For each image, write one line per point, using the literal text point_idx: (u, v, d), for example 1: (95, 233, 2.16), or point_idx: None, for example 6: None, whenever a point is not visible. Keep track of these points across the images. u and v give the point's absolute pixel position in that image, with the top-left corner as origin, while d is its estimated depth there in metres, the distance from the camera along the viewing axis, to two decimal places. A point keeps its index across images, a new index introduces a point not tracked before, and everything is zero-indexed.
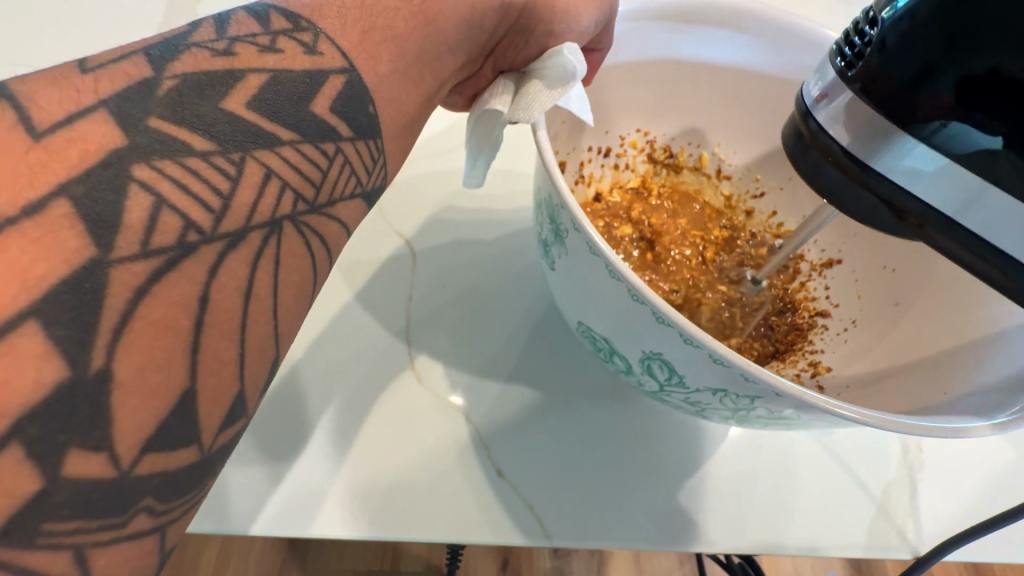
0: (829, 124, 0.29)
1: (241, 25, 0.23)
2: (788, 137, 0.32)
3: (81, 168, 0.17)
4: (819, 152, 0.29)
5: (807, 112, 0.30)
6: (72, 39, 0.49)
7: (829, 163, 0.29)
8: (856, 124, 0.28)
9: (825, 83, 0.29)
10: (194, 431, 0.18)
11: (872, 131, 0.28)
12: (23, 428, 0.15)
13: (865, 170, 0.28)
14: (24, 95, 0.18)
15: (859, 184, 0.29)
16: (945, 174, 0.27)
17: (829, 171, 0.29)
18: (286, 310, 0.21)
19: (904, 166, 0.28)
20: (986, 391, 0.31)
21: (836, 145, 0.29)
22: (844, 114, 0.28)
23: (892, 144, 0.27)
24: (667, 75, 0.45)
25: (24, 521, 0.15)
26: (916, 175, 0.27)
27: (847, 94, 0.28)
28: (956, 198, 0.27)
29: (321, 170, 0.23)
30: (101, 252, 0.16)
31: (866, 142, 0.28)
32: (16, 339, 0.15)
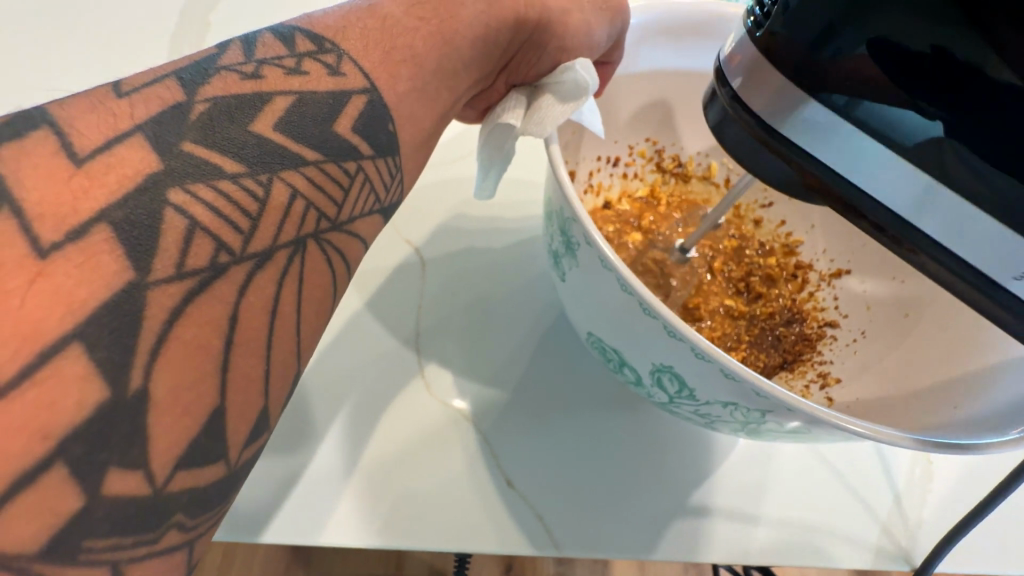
0: (743, 92, 0.28)
1: (268, 48, 0.24)
2: (707, 104, 0.31)
3: (120, 193, 0.17)
4: (737, 120, 0.29)
5: (723, 80, 0.29)
6: (89, 54, 0.50)
7: (744, 130, 0.28)
8: (765, 93, 0.27)
9: (738, 46, 0.28)
10: (223, 448, 0.18)
11: (784, 96, 0.26)
12: (66, 448, 0.15)
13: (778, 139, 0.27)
14: (63, 120, 0.18)
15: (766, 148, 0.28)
16: (857, 149, 0.26)
17: (742, 137, 0.29)
18: (309, 326, 0.21)
19: (814, 134, 0.27)
20: (996, 406, 0.31)
21: (749, 111, 0.28)
22: (757, 82, 0.27)
23: (795, 110, 0.26)
24: (658, 81, 0.44)
25: (66, 538, 0.15)
26: (835, 147, 0.26)
27: (758, 62, 0.27)
28: (875, 176, 0.26)
29: (343, 188, 0.23)
30: (138, 276, 0.17)
31: (776, 109, 0.27)
32: (60, 361, 0.15)
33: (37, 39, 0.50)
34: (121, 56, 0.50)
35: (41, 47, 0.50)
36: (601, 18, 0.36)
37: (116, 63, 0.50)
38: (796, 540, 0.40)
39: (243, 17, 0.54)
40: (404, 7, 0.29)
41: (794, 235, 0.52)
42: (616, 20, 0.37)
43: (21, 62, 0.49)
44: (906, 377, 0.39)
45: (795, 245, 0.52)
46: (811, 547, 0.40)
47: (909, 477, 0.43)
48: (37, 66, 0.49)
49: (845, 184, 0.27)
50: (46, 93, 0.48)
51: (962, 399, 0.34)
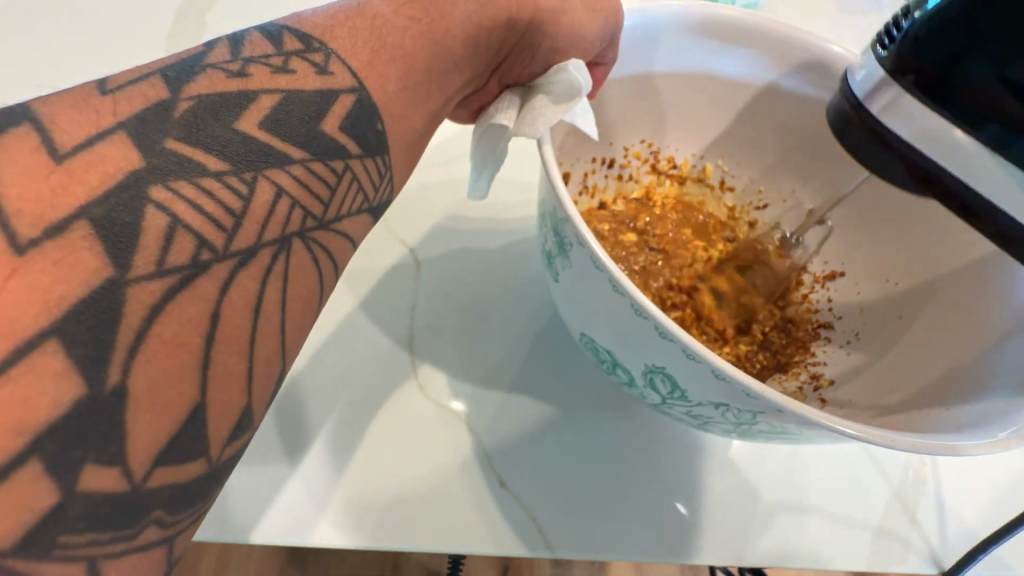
0: (882, 116, 0.32)
1: (255, 46, 0.24)
2: (834, 123, 0.35)
3: (101, 189, 0.18)
4: (869, 137, 0.33)
5: (858, 105, 0.33)
6: (82, 55, 0.50)
7: (875, 141, 0.33)
8: (903, 112, 0.31)
9: (873, 75, 0.32)
10: (204, 445, 0.18)
11: (916, 113, 0.31)
12: (41, 444, 0.15)
13: (908, 149, 0.32)
14: (45, 117, 0.18)
15: (879, 145, 0.33)
16: (971, 149, 0.30)
17: (873, 148, 0.33)
18: (294, 324, 0.21)
19: (935, 140, 0.31)
20: (987, 408, 0.31)
21: (881, 127, 0.32)
22: (895, 103, 0.32)
23: (932, 125, 0.31)
24: (723, 96, 0.46)
25: (42, 534, 0.15)
26: (953, 154, 0.31)
27: (896, 88, 0.31)
28: (980, 175, 0.30)
29: (329, 187, 0.23)
30: (118, 272, 0.17)
31: (908, 124, 0.31)
32: (36, 357, 0.15)
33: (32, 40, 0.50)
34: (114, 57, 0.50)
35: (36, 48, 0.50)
36: (594, 19, 0.36)
37: (108, 65, 0.50)
38: (790, 544, 0.40)
39: (236, 17, 0.54)
40: (394, 6, 0.29)
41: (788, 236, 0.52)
42: (608, 21, 0.37)
43: (16, 63, 0.49)
44: (898, 379, 0.39)
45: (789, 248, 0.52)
46: (803, 548, 0.40)
47: (904, 480, 0.43)
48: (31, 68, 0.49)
49: (959, 184, 0.31)
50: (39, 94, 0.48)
51: (952, 402, 0.34)
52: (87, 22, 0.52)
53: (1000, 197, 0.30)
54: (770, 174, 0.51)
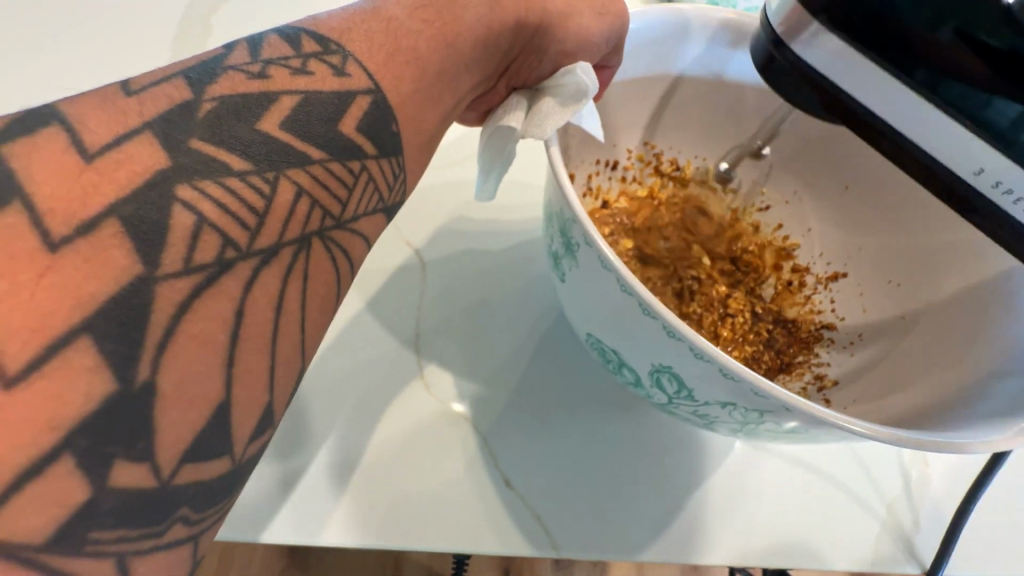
0: (803, 51, 0.29)
1: (274, 48, 0.24)
2: (760, 63, 0.32)
3: (130, 189, 0.18)
4: (792, 70, 0.30)
5: (779, 41, 0.30)
6: (89, 62, 0.50)
7: (799, 77, 0.30)
8: (829, 52, 0.28)
9: (789, 6, 0.29)
10: (228, 443, 0.19)
11: (836, 53, 0.28)
12: (74, 441, 0.15)
13: (830, 84, 0.29)
14: (73, 117, 0.18)
15: (802, 78, 0.30)
16: (891, 85, 0.27)
17: (800, 85, 0.30)
18: (313, 322, 0.21)
19: (866, 86, 0.28)
20: (993, 406, 0.32)
21: (809, 67, 0.29)
22: (815, 41, 0.28)
23: (861, 63, 0.27)
24: (708, 94, 0.46)
25: (73, 529, 0.15)
26: (882, 92, 0.28)
27: (813, 25, 0.28)
28: (900, 112, 0.28)
29: (347, 187, 0.23)
30: (147, 270, 0.17)
31: (830, 60, 0.28)
32: (69, 353, 0.16)
33: (38, 46, 0.51)
34: (120, 65, 0.50)
35: (42, 54, 0.50)
36: (601, 23, 0.37)
37: (114, 72, 0.50)
38: (795, 543, 0.40)
39: (242, 23, 0.54)
40: (407, 10, 0.29)
41: (791, 238, 0.52)
42: (616, 25, 0.37)
43: (23, 69, 0.49)
44: (902, 378, 0.40)
45: (791, 248, 0.52)
46: (808, 546, 0.40)
47: (908, 479, 0.44)
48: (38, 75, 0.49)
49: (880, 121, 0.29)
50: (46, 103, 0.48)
51: (957, 399, 0.34)
52: (94, 28, 0.52)
53: (920, 133, 0.28)
54: (773, 177, 0.52)
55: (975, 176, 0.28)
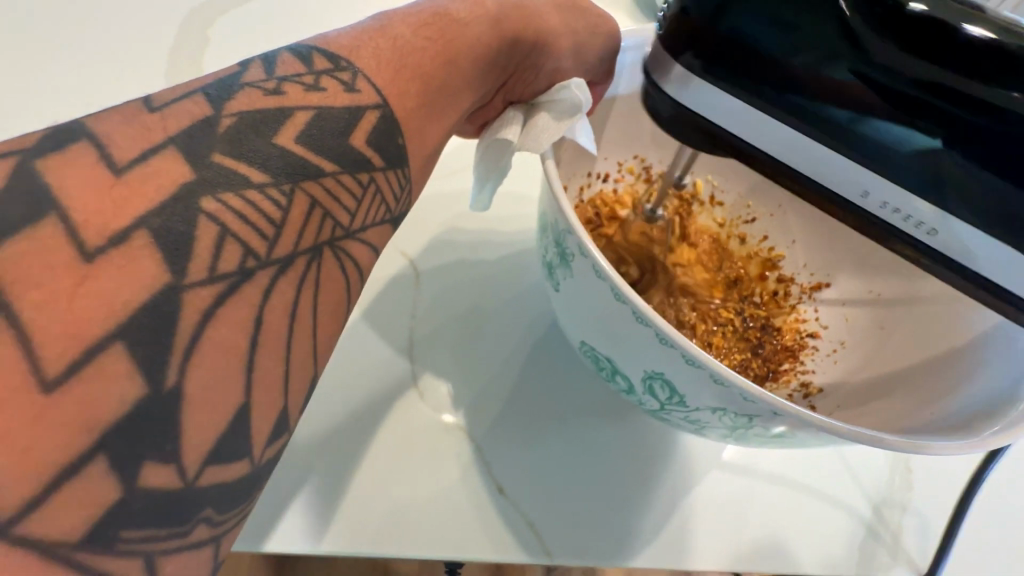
0: (678, 93, 0.29)
1: (287, 65, 0.25)
2: (646, 104, 0.32)
3: (158, 201, 0.18)
4: (677, 117, 0.30)
5: (656, 85, 0.30)
6: (80, 78, 0.50)
7: (678, 116, 0.30)
8: (700, 87, 0.28)
9: (656, 45, 0.29)
10: (248, 446, 0.19)
11: (707, 92, 0.28)
12: (106, 442, 0.16)
13: (712, 125, 0.29)
14: (101, 133, 0.19)
15: (683, 118, 0.30)
16: (764, 119, 0.28)
17: (691, 131, 0.30)
18: (326, 329, 0.22)
19: (744, 121, 0.28)
20: (969, 412, 0.34)
21: (686, 104, 0.29)
22: (686, 81, 0.28)
23: (737, 101, 0.28)
24: None
25: (104, 529, 0.16)
26: (756, 125, 0.28)
27: (678, 64, 0.28)
28: (790, 148, 0.28)
29: (356, 199, 0.24)
30: (174, 278, 0.18)
31: (706, 100, 0.28)
32: (102, 359, 0.16)
33: (28, 62, 0.50)
34: (110, 85, 0.50)
35: (32, 71, 0.50)
36: (592, 40, 0.38)
37: (105, 92, 0.50)
38: (783, 546, 0.42)
39: (234, 41, 0.54)
40: (412, 28, 0.30)
41: (777, 249, 0.54)
42: (606, 44, 0.39)
43: (10, 86, 0.49)
44: (884, 386, 0.42)
45: (778, 260, 0.54)
46: (789, 547, 0.42)
47: (890, 483, 0.46)
48: (25, 94, 0.49)
49: (767, 155, 0.29)
50: (35, 123, 0.48)
51: (937, 406, 0.36)
52: (86, 45, 0.52)
53: (817, 169, 0.28)
54: (758, 189, 0.54)
55: (863, 199, 0.28)
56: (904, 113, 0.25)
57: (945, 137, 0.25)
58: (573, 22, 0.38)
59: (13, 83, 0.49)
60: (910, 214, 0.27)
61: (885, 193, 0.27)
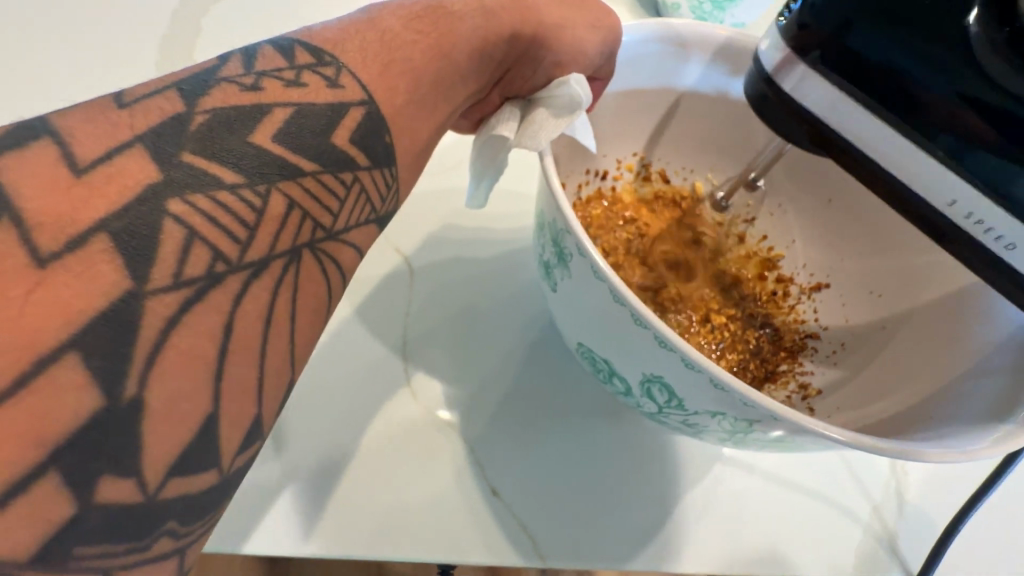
0: (795, 90, 0.29)
1: (268, 60, 0.24)
2: (752, 101, 0.32)
3: (120, 203, 0.18)
4: (784, 111, 0.30)
5: (769, 78, 0.30)
6: (71, 66, 0.50)
7: (795, 120, 0.30)
8: (819, 89, 0.28)
9: (778, 47, 0.29)
10: (215, 457, 0.19)
11: (829, 91, 0.28)
12: (59, 457, 0.15)
13: (821, 123, 0.29)
14: (64, 131, 0.18)
15: (793, 116, 0.30)
16: (889, 136, 0.28)
17: (787, 119, 0.30)
18: (303, 335, 0.22)
19: (865, 133, 0.28)
20: (970, 415, 0.33)
21: (794, 101, 0.29)
22: (807, 78, 0.29)
23: (856, 111, 0.28)
24: (699, 105, 0.47)
25: (58, 545, 0.15)
26: (878, 139, 0.28)
27: (802, 63, 0.28)
28: (901, 161, 0.28)
29: (338, 199, 0.23)
30: (136, 285, 0.17)
31: (823, 99, 0.29)
32: (56, 369, 0.16)
33: (21, 49, 0.50)
34: (102, 74, 0.50)
35: (23, 57, 0.49)
36: (595, 34, 0.37)
37: (96, 82, 0.49)
38: (773, 552, 0.41)
39: (225, 33, 0.53)
40: (402, 21, 0.29)
41: (776, 249, 0.53)
42: (610, 36, 0.38)
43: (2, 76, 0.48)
44: (885, 389, 0.41)
45: (777, 259, 0.53)
46: (784, 556, 0.41)
47: (889, 488, 0.44)
48: (15, 85, 0.48)
49: (865, 156, 0.29)
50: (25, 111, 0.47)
51: (938, 409, 0.35)
52: (78, 34, 0.51)
53: (929, 190, 0.28)
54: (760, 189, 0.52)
55: (949, 208, 0.28)
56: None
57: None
58: (572, 15, 0.37)
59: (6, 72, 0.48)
60: (990, 227, 0.27)
61: (974, 207, 0.27)
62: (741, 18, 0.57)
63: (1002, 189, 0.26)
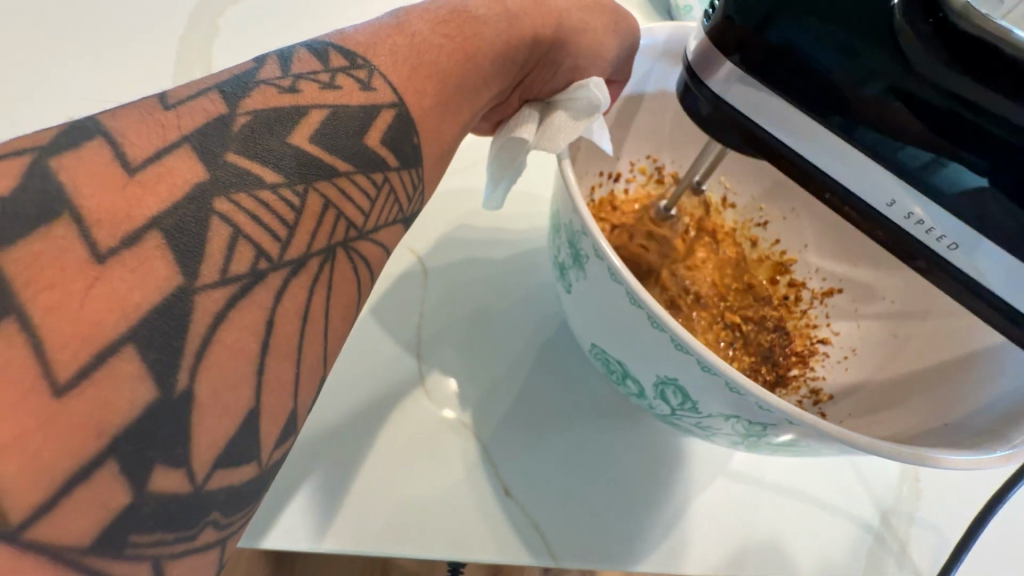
0: (723, 92, 0.28)
1: (303, 62, 0.25)
2: (683, 100, 0.31)
3: (171, 202, 0.18)
4: (716, 113, 0.29)
5: (697, 79, 0.29)
6: (92, 66, 0.50)
7: (728, 124, 0.29)
8: (747, 91, 0.27)
9: (703, 44, 0.28)
10: (256, 449, 0.19)
11: (755, 90, 0.27)
12: (117, 447, 0.16)
13: (752, 125, 0.28)
14: (115, 131, 0.19)
15: (723, 119, 0.29)
16: (823, 134, 0.27)
17: (721, 124, 0.29)
18: (336, 331, 0.22)
19: (798, 133, 0.27)
20: (987, 422, 0.33)
21: (726, 104, 0.28)
22: (733, 79, 0.28)
23: (789, 112, 0.27)
24: None
25: (113, 533, 0.16)
26: (813, 138, 0.27)
27: (728, 64, 0.27)
28: (842, 165, 0.27)
29: (370, 199, 0.24)
30: (187, 281, 0.18)
31: (751, 101, 0.28)
32: (115, 362, 0.16)
33: (42, 49, 0.51)
34: (122, 75, 0.50)
35: (45, 57, 0.50)
36: (613, 38, 0.37)
37: (117, 83, 0.50)
38: (785, 554, 0.41)
39: (244, 34, 0.54)
40: (429, 25, 0.30)
41: (788, 253, 0.53)
42: (626, 41, 0.38)
43: (24, 75, 0.49)
44: (897, 394, 0.41)
45: (789, 263, 0.53)
46: (795, 558, 0.41)
47: (899, 493, 0.45)
48: (37, 84, 0.49)
49: (803, 159, 0.28)
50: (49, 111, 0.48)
51: (953, 416, 0.35)
52: (97, 36, 0.52)
53: (870, 190, 0.27)
54: (771, 193, 0.53)
55: (887, 207, 0.27)
56: (961, 147, 0.24)
57: (984, 164, 0.24)
58: (594, 18, 0.37)
59: (28, 72, 0.49)
60: (933, 227, 0.26)
61: (913, 205, 0.26)
62: None
63: (936, 185, 0.25)
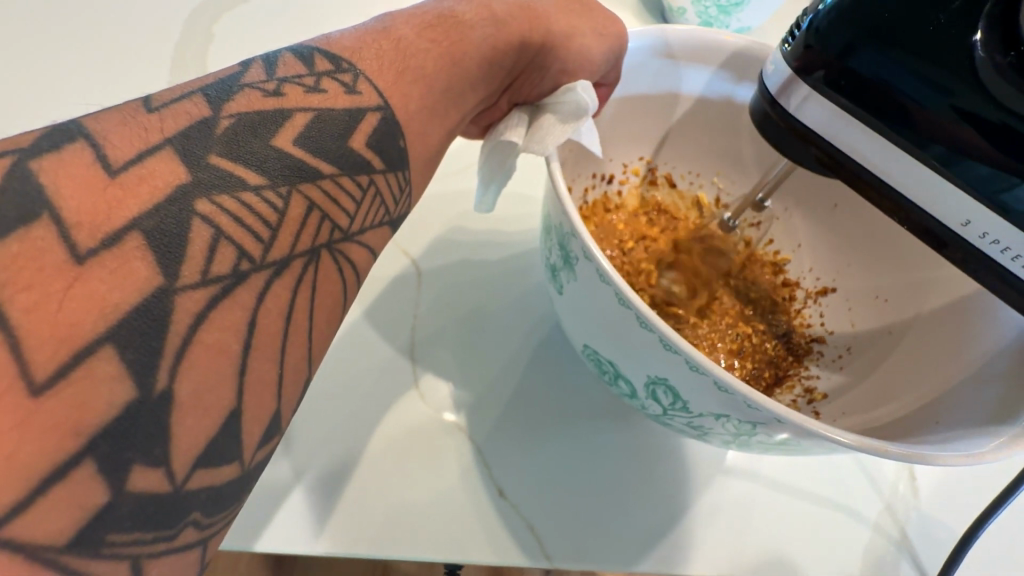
0: (797, 109, 0.30)
1: (288, 66, 0.25)
2: (755, 119, 0.32)
3: (151, 203, 0.19)
4: (786, 130, 0.31)
5: (773, 99, 0.31)
6: (87, 72, 0.51)
7: (795, 137, 0.31)
8: (821, 110, 0.29)
9: (783, 68, 0.30)
10: (238, 449, 0.19)
11: (830, 112, 0.29)
12: (95, 445, 0.16)
13: (828, 145, 0.30)
14: (98, 133, 0.19)
15: (796, 137, 0.30)
16: (898, 155, 0.28)
17: (792, 140, 0.31)
18: (319, 333, 0.22)
19: (871, 152, 0.28)
20: (976, 420, 0.33)
21: (796, 121, 0.30)
22: (809, 98, 0.29)
23: (863, 134, 0.28)
24: (711, 113, 0.48)
25: (91, 532, 0.16)
26: (886, 155, 0.28)
27: (805, 86, 0.29)
28: (910, 182, 0.28)
29: (355, 201, 0.24)
30: (168, 281, 0.18)
31: (825, 119, 0.29)
32: (93, 362, 0.16)
33: (38, 57, 0.51)
34: (116, 81, 0.51)
35: (40, 65, 0.51)
36: (602, 41, 0.37)
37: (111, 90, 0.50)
38: (782, 553, 0.41)
39: (242, 40, 0.54)
40: (416, 30, 0.30)
41: (782, 253, 0.53)
42: (616, 44, 0.38)
43: (19, 80, 0.50)
44: (893, 390, 0.41)
45: (783, 263, 0.53)
46: (794, 558, 0.41)
47: (897, 491, 0.45)
48: (32, 91, 0.49)
49: (871, 174, 0.29)
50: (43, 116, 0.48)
51: (945, 414, 0.35)
52: (92, 42, 0.52)
53: (946, 210, 0.28)
54: None
55: (963, 227, 0.28)
56: None
57: None
58: (582, 22, 0.37)
59: (23, 80, 0.50)
60: (1009, 247, 0.27)
61: (990, 227, 0.27)
62: (744, 23, 0.58)
63: (1007, 205, 0.26)
